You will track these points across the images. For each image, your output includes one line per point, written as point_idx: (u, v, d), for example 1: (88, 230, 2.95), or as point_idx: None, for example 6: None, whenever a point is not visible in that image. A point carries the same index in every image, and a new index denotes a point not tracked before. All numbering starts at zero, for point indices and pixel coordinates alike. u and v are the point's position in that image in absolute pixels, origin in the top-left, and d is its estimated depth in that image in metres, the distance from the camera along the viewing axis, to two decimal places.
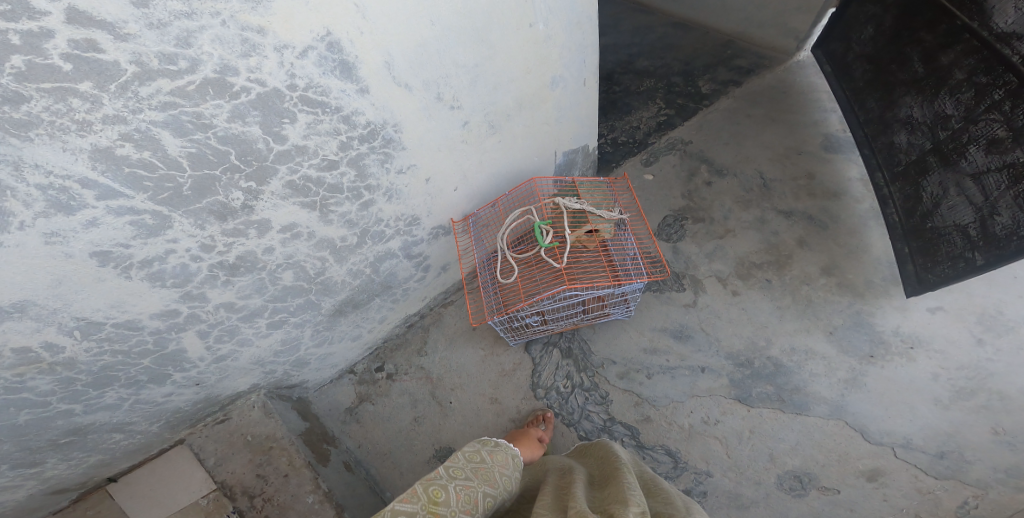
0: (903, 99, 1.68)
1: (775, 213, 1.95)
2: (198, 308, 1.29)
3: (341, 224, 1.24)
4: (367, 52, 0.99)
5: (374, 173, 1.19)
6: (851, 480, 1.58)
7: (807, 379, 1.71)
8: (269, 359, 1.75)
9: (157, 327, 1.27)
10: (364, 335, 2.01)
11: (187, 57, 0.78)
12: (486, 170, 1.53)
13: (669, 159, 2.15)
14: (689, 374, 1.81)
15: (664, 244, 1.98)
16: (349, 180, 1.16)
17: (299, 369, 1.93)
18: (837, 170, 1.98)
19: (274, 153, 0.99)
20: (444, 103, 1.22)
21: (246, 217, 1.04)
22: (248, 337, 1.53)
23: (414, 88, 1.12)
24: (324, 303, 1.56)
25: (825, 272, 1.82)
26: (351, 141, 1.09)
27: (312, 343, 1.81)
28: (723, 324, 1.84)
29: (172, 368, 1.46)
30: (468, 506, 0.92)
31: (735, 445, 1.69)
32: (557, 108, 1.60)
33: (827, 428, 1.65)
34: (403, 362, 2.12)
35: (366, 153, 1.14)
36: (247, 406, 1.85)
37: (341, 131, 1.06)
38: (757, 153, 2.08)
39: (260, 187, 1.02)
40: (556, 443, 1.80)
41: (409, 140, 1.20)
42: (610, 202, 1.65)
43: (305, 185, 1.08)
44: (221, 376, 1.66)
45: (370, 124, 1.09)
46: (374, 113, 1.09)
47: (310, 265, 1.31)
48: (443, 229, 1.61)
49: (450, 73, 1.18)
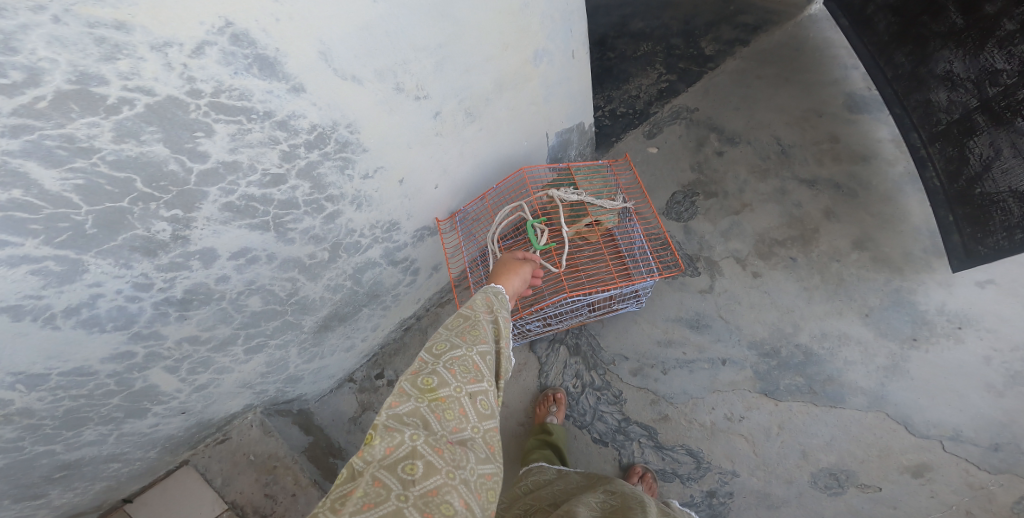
0: (940, 52, 1.44)
1: (796, 182, 1.76)
2: (156, 346, 1.15)
3: (304, 241, 1.08)
4: (291, 43, 0.80)
5: (335, 182, 1.03)
6: (894, 476, 1.46)
7: (842, 367, 1.57)
8: (258, 380, 1.63)
9: (115, 367, 1.13)
10: (358, 345, 1.86)
11: (18, 65, 0.58)
12: (468, 162, 1.36)
13: (674, 130, 1.94)
14: (709, 368, 1.67)
15: (673, 225, 1.81)
16: (304, 193, 0.99)
17: (294, 385, 1.81)
18: (862, 131, 1.77)
19: (195, 174, 0.82)
20: (408, 94, 1.04)
21: (183, 248, 0.89)
22: (225, 365, 1.41)
23: (365, 81, 0.94)
24: (305, 321, 1.42)
25: (857, 246, 1.64)
26: (296, 149, 0.92)
27: (302, 360, 1.68)
28: (743, 310, 1.68)
29: (149, 402, 1.33)
30: (470, 376, 0.93)
31: (763, 441, 1.57)
32: (544, 86, 1.41)
33: (865, 421, 1.52)
34: (404, 367, 2.00)
35: (318, 160, 0.97)
36: (245, 425, 1.79)
37: (280, 138, 0.88)
38: (772, 117, 1.87)
39: (189, 213, 0.85)
40: (571, 447, 1.68)
41: (371, 140, 1.03)
42: (612, 189, 1.46)
43: (248, 205, 0.92)
44: (208, 402, 1.55)
45: (315, 127, 0.92)
46: (315, 114, 0.91)
47: (279, 288, 1.16)
48: (428, 230, 1.44)
49: (410, 58, 1.00)
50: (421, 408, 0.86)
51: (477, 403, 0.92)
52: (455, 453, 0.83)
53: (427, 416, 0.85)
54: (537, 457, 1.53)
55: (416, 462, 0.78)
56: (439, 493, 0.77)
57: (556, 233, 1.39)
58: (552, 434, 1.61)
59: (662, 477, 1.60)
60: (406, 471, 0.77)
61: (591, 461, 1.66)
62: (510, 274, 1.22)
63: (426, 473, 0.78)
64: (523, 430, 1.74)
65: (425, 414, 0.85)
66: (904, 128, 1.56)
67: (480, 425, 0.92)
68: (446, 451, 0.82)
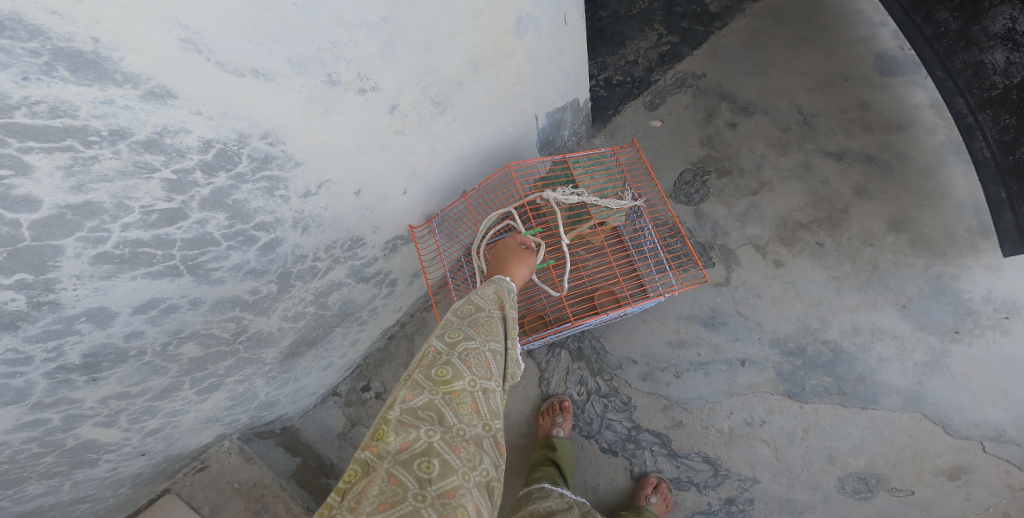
0: (998, 7, 1.15)
1: (822, 156, 1.55)
2: (75, 408, 0.95)
3: (240, 276, 0.86)
4: (122, 27, 0.50)
5: (263, 207, 0.79)
6: (928, 479, 1.33)
7: (875, 365, 1.41)
8: (224, 413, 1.42)
9: (29, 434, 0.92)
10: (337, 362, 1.66)
11: None
12: (441, 159, 1.13)
13: (679, 100, 1.71)
14: (726, 370, 1.49)
15: (683, 209, 1.60)
16: (220, 225, 0.75)
17: (270, 409, 1.59)
18: (897, 96, 1.54)
19: (32, 228, 0.56)
20: (348, 87, 0.78)
21: (56, 314, 0.66)
22: (177, 408, 1.22)
23: (279, 76, 0.67)
24: (265, 354, 1.22)
25: (892, 227, 1.45)
26: (189, 173, 0.66)
27: (273, 387, 1.47)
28: (764, 305, 1.50)
29: (93, 454, 1.13)
30: (483, 370, 0.87)
31: (786, 447, 1.42)
32: (531, 59, 1.18)
33: (900, 423, 1.37)
34: (392, 379, 1.81)
35: (233, 184, 0.72)
36: (225, 451, 1.57)
37: (156, 163, 0.62)
38: (791, 83, 1.64)
39: (46, 275, 0.61)
40: (578, 458, 1.53)
41: (305, 150, 0.79)
42: (618, 185, 1.26)
43: (136, 253, 0.68)
44: (171, 440, 1.35)
45: (207, 143, 0.65)
46: (204, 126, 0.64)
47: (219, 330, 0.97)
48: (401, 239, 1.23)
49: (343, 39, 0.73)
50: (435, 401, 0.79)
51: (491, 399, 0.86)
52: (470, 452, 0.77)
53: (442, 409, 0.79)
54: (541, 477, 1.38)
55: (432, 461, 0.72)
56: (457, 496, 0.71)
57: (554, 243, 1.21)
58: (558, 450, 1.45)
59: (678, 486, 1.45)
60: (423, 469, 0.71)
61: (600, 472, 1.51)
62: (514, 263, 1.09)
63: (443, 473, 0.72)
64: (526, 442, 1.58)
65: (440, 408, 0.79)
66: (947, 94, 1.28)
67: (494, 421, 0.85)
68: (462, 450, 0.76)
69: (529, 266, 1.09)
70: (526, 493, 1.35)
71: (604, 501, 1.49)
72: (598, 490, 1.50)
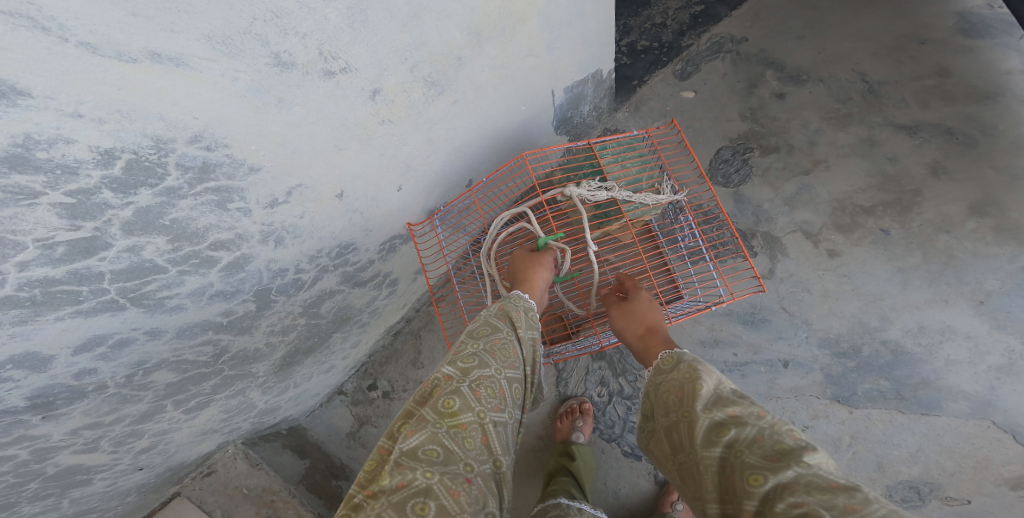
0: None
1: (890, 130, 1.36)
2: (40, 440, 0.74)
3: (206, 301, 0.75)
4: None
5: (218, 224, 0.67)
6: (988, 489, 1.17)
7: (942, 369, 1.23)
8: (222, 425, 1.15)
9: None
10: (339, 364, 1.37)
11: None
12: (441, 149, 0.99)
13: (716, 68, 1.50)
14: (765, 372, 1.30)
15: (721, 191, 1.41)
16: (161, 250, 0.63)
17: (273, 414, 1.30)
18: (985, 61, 1.36)
19: None
20: (306, 71, 0.63)
21: None
22: (172, 424, 0.98)
23: (196, 59, 0.51)
24: (257, 368, 1.04)
25: (974, 212, 1.27)
26: (97, 192, 0.53)
27: (272, 397, 1.20)
28: (813, 300, 1.31)
29: (86, 474, 0.91)
30: (496, 401, 0.72)
31: (830, 454, 1.25)
32: (545, 25, 1.00)
33: (964, 431, 1.20)
34: (400, 378, 1.48)
35: (168, 202, 0.60)
36: (230, 456, 1.29)
37: (37, 183, 0.48)
38: (852, 48, 1.45)
39: None
40: (597, 463, 1.39)
41: (261, 152, 0.65)
42: (653, 175, 1.09)
43: (51, 292, 0.56)
44: (171, 453, 1.09)
45: (109, 151, 0.51)
46: (92, 132, 0.48)
47: (197, 354, 0.84)
48: (400, 238, 1.09)
49: (290, 7, 0.56)
50: (439, 435, 0.66)
51: (503, 433, 0.72)
52: (476, 495, 0.62)
53: (448, 446, 0.65)
54: (557, 490, 1.17)
55: (428, 506, 0.58)
56: None
57: (580, 247, 1.09)
58: (577, 459, 1.27)
59: None
60: (418, 514, 0.57)
61: (622, 476, 1.37)
62: (531, 267, 0.96)
63: None
64: (542, 445, 1.43)
65: (445, 444, 0.65)
66: None
67: (506, 457, 0.71)
68: (466, 494, 0.61)
69: (548, 268, 0.97)
70: (541, 509, 1.13)
71: (626, 506, 1.35)
72: (620, 495, 1.36)
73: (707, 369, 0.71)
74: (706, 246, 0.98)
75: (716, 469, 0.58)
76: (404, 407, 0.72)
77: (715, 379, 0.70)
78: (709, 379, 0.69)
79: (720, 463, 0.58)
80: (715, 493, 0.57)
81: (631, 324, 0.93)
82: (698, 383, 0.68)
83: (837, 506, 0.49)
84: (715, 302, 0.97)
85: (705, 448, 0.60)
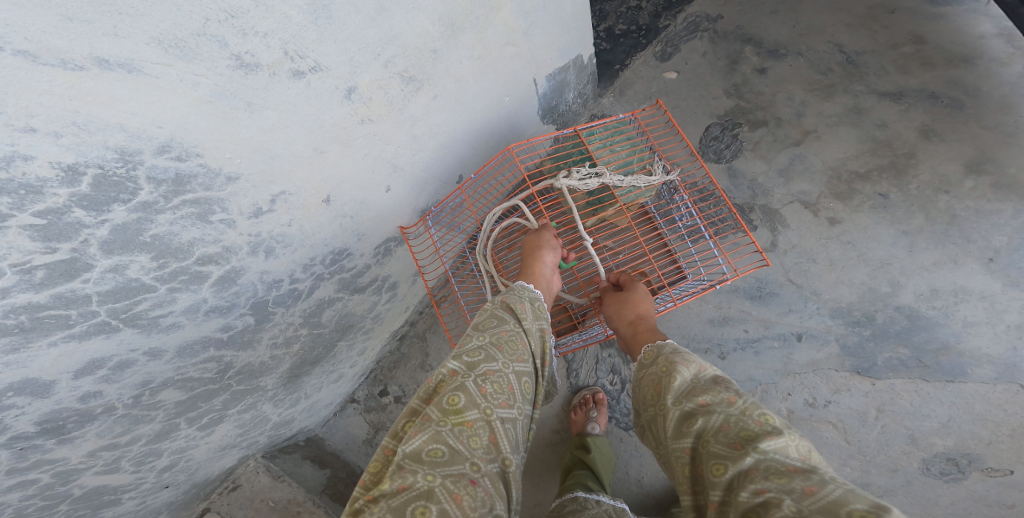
0: None
1: (875, 98, 1.35)
2: (59, 462, 0.74)
3: (203, 317, 0.76)
4: None
5: (202, 237, 0.67)
6: None
7: (961, 332, 1.19)
8: (239, 439, 1.15)
9: (10, 498, 0.71)
10: (348, 371, 1.36)
11: None
12: (426, 146, 0.99)
13: (695, 47, 1.48)
14: (779, 347, 1.26)
15: (714, 168, 1.38)
16: (147, 268, 0.64)
17: (288, 426, 1.29)
18: (957, 25, 1.37)
19: None
20: (271, 72, 0.63)
21: None
22: (186, 442, 0.97)
23: (150, 65, 0.51)
24: (265, 381, 1.03)
25: (971, 170, 1.25)
26: (65, 210, 0.52)
27: (285, 409, 1.20)
28: (821, 271, 1.28)
29: (113, 494, 0.91)
30: (504, 397, 0.72)
31: (857, 428, 1.20)
32: (520, 10, 0.99)
33: (994, 397, 1.15)
34: (411, 382, 1.46)
35: (147, 217, 0.60)
36: (252, 470, 1.29)
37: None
38: (826, 20, 1.45)
39: None
40: (617, 452, 1.37)
41: (236, 160, 0.65)
42: (644, 157, 1.08)
43: (37, 318, 0.56)
44: (192, 470, 1.09)
45: (72, 167, 0.51)
46: (50, 148, 0.48)
47: (204, 369, 0.84)
48: (394, 241, 1.09)
49: (245, 7, 0.56)
50: (443, 434, 0.65)
51: (512, 430, 0.71)
52: (481, 498, 0.61)
53: (452, 445, 0.65)
54: (573, 485, 1.15)
55: (429, 509, 0.57)
56: None
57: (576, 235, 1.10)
58: (592, 451, 1.25)
59: None
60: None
61: (643, 464, 1.35)
62: (534, 255, 0.96)
63: None
64: (560, 438, 1.41)
65: (449, 444, 0.65)
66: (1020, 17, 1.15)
67: (516, 456, 0.70)
68: (469, 496, 0.60)
69: (552, 250, 0.96)
70: (559, 505, 1.11)
71: (651, 494, 1.32)
72: (643, 483, 1.33)
73: (686, 360, 0.74)
74: (704, 224, 0.96)
75: (688, 460, 0.62)
76: (409, 405, 0.72)
77: (692, 368, 0.73)
78: (687, 369, 0.72)
79: (691, 453, 0.62)
80: (688, 484, 0.62)
81: (622, 312, 0.94)
82: (674, 377, 0.71)
83: (794, 490, 0.52)
84: (718, 280, 0.95)
85: (677, 440, 0.64)
